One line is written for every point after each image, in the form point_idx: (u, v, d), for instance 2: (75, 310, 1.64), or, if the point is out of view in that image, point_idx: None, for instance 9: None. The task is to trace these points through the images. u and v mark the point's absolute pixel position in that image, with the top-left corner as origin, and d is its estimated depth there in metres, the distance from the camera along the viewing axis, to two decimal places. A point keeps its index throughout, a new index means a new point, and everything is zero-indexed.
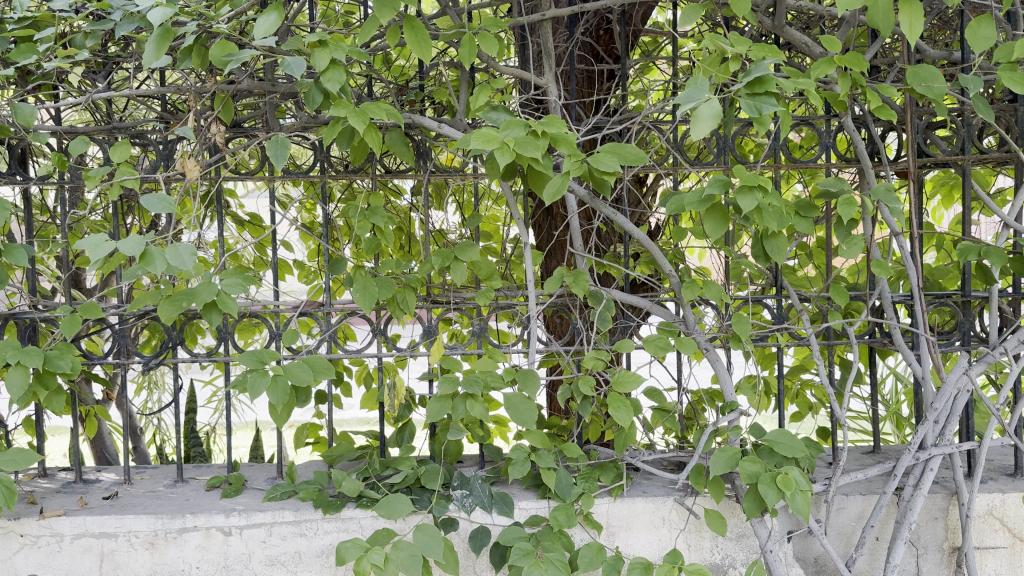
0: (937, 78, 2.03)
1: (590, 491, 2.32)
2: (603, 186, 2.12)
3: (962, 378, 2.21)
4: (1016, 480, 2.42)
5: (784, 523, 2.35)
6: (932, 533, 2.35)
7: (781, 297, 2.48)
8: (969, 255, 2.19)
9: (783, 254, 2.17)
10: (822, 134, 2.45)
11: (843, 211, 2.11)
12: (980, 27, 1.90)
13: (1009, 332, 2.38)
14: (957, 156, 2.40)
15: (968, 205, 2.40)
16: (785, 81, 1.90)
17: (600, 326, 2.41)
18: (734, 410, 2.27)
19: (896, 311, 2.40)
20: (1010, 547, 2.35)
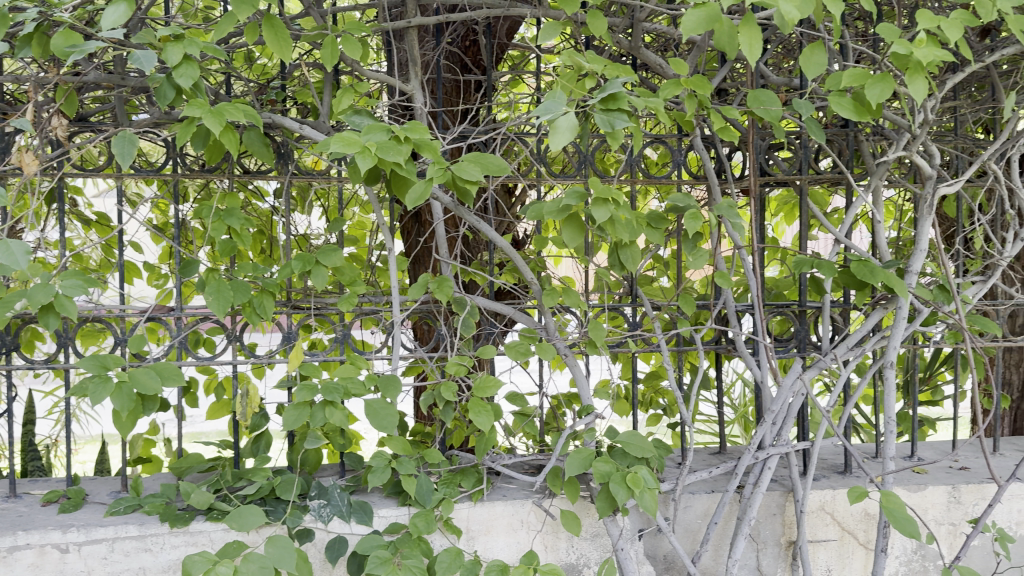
0: (774, 102, 2.19)
1: (451, 496, 2.34)
2: (467, 196, 2.13)
3: (797, 382, 2.37)
4: (846, 477, 2.60)
5: (636, 521, 2.45)
6: (771, 528, 2.49)
7: (637, 306, 2.59)
8: (803, 267, 2.34)
9: (635, 263, 2.29)
10: (675, 152, 2.58)
11: (690, 225, 2.24)
12: (813, 54, 2.06)
13: (840, 340, 2.56)
14: (796, 176, 2.57)
15: (804, 223, 2.57)
16: (635, 99, 1.99)
17: (464, 332, 2.43)
18: (591, 413, 2.35)
19: (740, 320, 2.55)
20: (840, 539, 2.51)
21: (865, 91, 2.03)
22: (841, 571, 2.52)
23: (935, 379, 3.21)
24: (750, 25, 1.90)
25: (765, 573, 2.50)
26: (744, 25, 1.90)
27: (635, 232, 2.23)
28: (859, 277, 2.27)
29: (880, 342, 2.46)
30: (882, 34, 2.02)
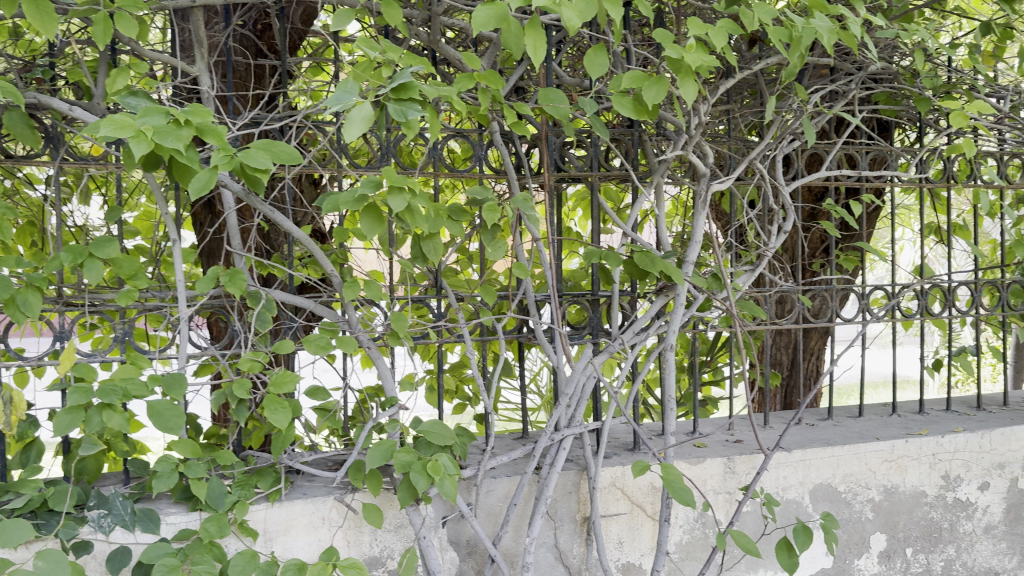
0: (562, 100, 2.28)
1: (246, 498, 2.25)
2: (257, 186, 2.03)
3: (589, 367, 2.49)
4: (634, 454, 2.68)
5: (439, 509, 2.44)
6: (567, 506, 2.55)
7: (442, 297, 2.58)
8: (591, 258, 2.48)
9: (437, 256, 2.31)
10: (476, 147, 2.61)
11: (488, 217, 2.29)
12: (595, 56, 2.16)
13: (628, 326, 2.70)
14: (588, 172, 2.68)
15: (597, 218, 2.70)
16: (428, 90, 1.98)
17: (260, 327, 2.30)
18: (394, 405, 2.35)
19: (539, 309, 2.62)
20: (630, 512, 2.57)
21: (643, 93, 2.15)
22: (631, 543, 2.57)
23: (717, 361, 3.47)
24: (534, 28, 1.96)
25: (562, 550, 2.54)
26: (529, 28, 1.95)
27: (435, 224, 2.24)
28: (641, 267, 2.44)
29: (662, 327, 2.63)
30: (657, 39, 2.14)
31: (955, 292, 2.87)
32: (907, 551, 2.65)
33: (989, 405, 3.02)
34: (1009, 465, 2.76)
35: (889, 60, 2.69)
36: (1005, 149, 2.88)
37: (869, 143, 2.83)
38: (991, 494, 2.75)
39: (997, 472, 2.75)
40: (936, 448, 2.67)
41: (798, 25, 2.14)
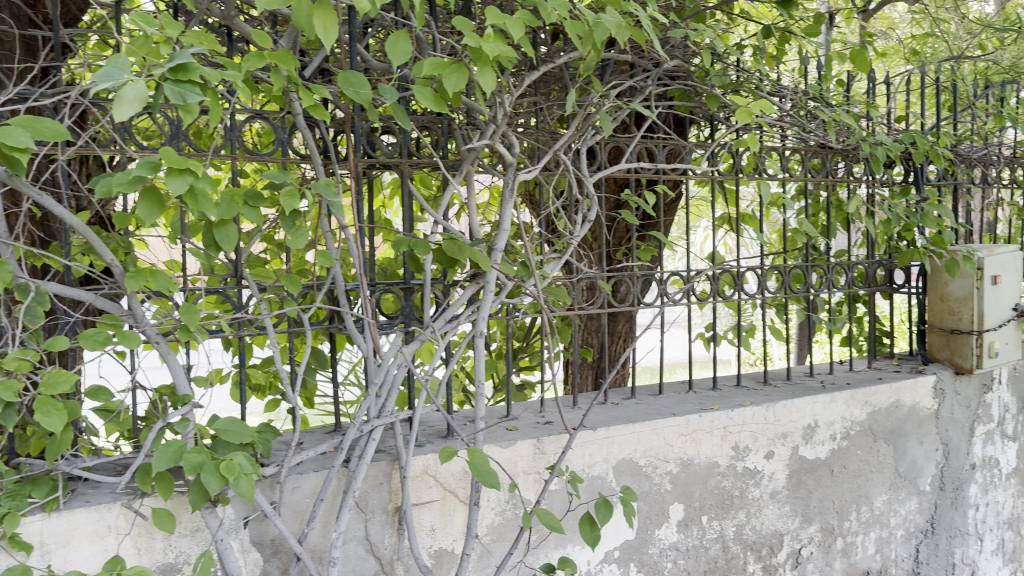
0: (363, 84, 2.19)
1: (17, 509, 2.05)
2: (18, 166, 1.86)
3: (400, 355, 2.42)
4: (447, 441, 2.65)
5: (240, 509, 2.33)
6: (378, 497, 2.45)
7: (242, 287, 2.41)
8: (400, 247, 2.35)
9: (233, 244, 2.18)
10: (278, 129, 2.44)
11: (287, 203, 2.13)
12: (396, 41, 2.08)
13: (439, 312, 2.66)
14: (397, 159, 2.58)
15: (409, 204, 2.60)
16: (209, 71, 1.85)
17: (29, 323, 2.11)
18: (187, 403, 2.21)
19: (347, 297, 2.54)
20: (442, 499, 2.51)
21: (443, 79, 2.08)
22: (443, 529, 2.51)
23: (533, 346, 3.55)
24: (323, 9, 1.89)
25: (373, 542, 2.45)
26: (319, 8, 1.89)
27: (227, 210, 2.10)
28: (449, 255, 2.36)
29: (472, 313, 2.61)
30: (456, 27, 2.11)
31: (744, 276, 3.06)
32: (702, 519, 2.79)
33: (773, 380, 3.28)
34: (791, 435, 2.96)
35: (682, 59, 2.83)
36: (787, 145, 3.10)
37: (666, 137, 2.96)
38: (776, 462, 2.93)
39: (781, 441, 2.94)
40: (727, 421, 2.82)
41: (590, 21, 2.18)
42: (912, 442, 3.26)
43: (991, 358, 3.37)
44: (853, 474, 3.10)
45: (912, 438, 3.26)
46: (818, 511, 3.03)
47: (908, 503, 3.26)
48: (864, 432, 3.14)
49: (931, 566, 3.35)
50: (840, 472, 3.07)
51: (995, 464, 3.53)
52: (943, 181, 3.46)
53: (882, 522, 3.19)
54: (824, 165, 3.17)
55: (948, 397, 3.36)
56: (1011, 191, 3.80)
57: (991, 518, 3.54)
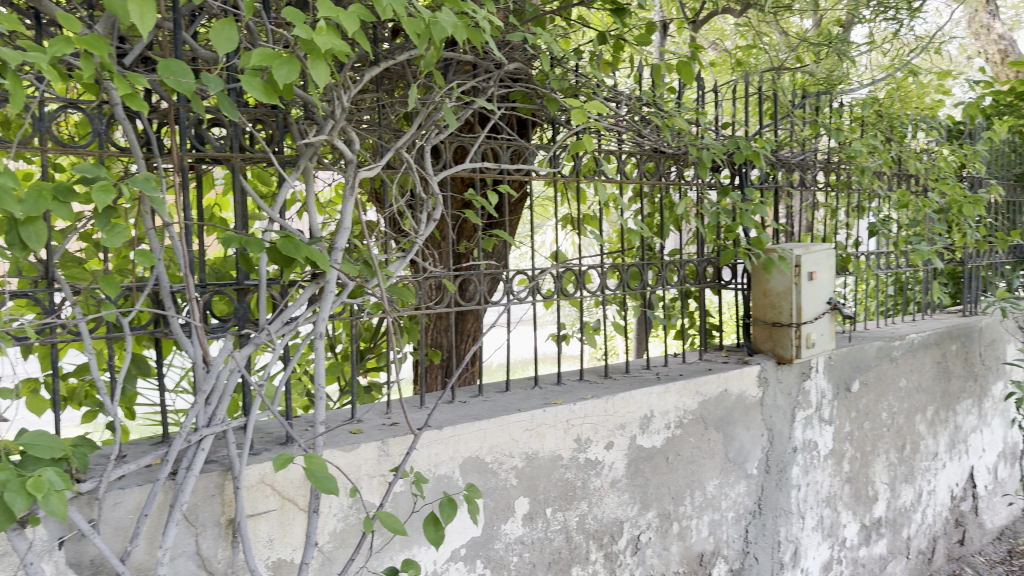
0: (186, 74, 2.07)
1: None
2: None
3: (233, 359, 2.31)
4: (286, 447, 2.56)
5: (53, 529, 2.16)
6: (210, 509, 2.34)
7: (53, 290, 2.23)
8: (230, 245, 2.18)
9: (40, 243, 2.01)
10: (93, 120, 2.27)
11: (99, 197, 1.98)
12: (221, 29, 1.97)
13: (276, 314, 2.56)
14: (228, 154, 2.47)
15: (241, 202, 2.49)
16: (5, 52, 1.70)
17: None
18: None
19: (174, 300, 2.39)
20: (280, 508, 2.43)
21: (274, 70, 2.00)
22: (282, 538, 2.43)
23: (380, 346, 3.51)
24: None
25: (205, 556, 2.33)
26: None
27: (31, 206, 1.93)
28: (286, 254, 2.20)
29: (311, 315, 2.51)
30: (287, 18, 2.03)
31: (585, 275, 3.15)
32: (547, 511, 2.84)
33: (614, 374, 3.42)
34: (629, 425, 3.08)
35: (522, 61, 2.88)
36: (624, 148, 3.22)
37: (509, 137, 3.00)
38: (615, 452, 3.04)
39: (620, 432, 3.05)
40: (569, 415, 2.90)
41: (426, 18, 2.15)
42: (740, 428, 3.48)
43: (808, 348, 3.65)
44: (687, 461, 3.27)
45: (739, 424, 3.47)
46: (656, 497, 3.17)
47: (737, 486, 3.47)
48: (696, 420, 3.31)
49: (759, 545, 3.58)
50: (675, 459, 3.23)
51: (813, 446, 3.83)
52: (765, 185, 3.71)
53: (714, 505, 3.38)
54: (657, 168, 3.35)
55: (771, 385, 3.61)
56: (826, 194, 4.12)
57: (811, 496, 3.83)
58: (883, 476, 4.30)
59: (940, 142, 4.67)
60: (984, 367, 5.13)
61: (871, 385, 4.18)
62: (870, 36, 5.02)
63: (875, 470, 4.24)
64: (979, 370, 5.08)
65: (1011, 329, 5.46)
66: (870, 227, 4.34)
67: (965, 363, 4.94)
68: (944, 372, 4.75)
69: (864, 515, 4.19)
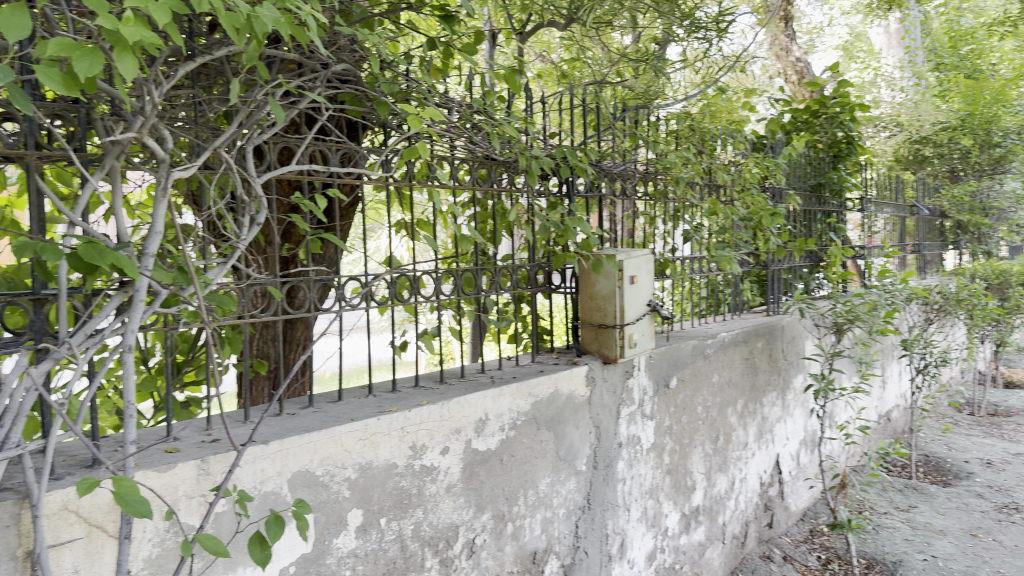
0: None
1: None
2: None
3: (27, 377, 2.08)
4: (93, 470, 2.36)
5: None
6: (2, 543, 2.11)
7: None
8: (23, 250, 1.97)
9: None
10: None
11: None
12: (12, 15, 1.79)
13: (79, 327, 2.34)
14: (20, 150, 2.24)
15: (37, 204, 2.26)
16: None
17: None
18: None
19: None
20: (86, 536, 2.23)
21: (74, 63, 1.84)
22: (89, 569, 2.23)
23: (201, 358, 3.32)
24: None
25: None
26: None
27: None
28: (88, 261, 2.02)
29: (119, 327, 2.32)
30: (88, 5, 1.87)
31: (419, 280, 3.13)
32: (381, 521, 2.78)
33: (448, 379, 3.43)
34: (463, 429, 3.09)
35: (351, 62, 2.83)
36: (456, 154, 3.24)
37: (338, 141, 2.94)
38: (450, 457, 3.05)
39: (455, 437, 3.06)
40: (404, 422, 2.87)
41: (245, 13, 2.05)
42: (570, 427, 3.59)
43: (631, 348, 3.84)
44: (520, 461, 3.34)
45: (569, 423, 3.59)
46: (490, 499, 3.20)
47: (567, 484, 3.58)
48: (528, 421, 3.38)
49: (589, 539, 3.71)
50: (508, 460, 3.28)
51: (637, 441, 4.02)
52: (591, 193, 3.86)
53: (546, 503, 3.47)
54: (489, 175, 3.40)
55: (599, 384, 3.76)
56: (646, 203, 4.35)
57: (636, 489, 4.02)
58: (700, 467, 4.59)
59: (745, 156, 5.05)
60: (785, 361, 5.61)
61: (688, 381, 4.46)
62: (683, 54, 5.35)
63: (693, 460, 4.52)
64: (781, 364, 5.55)
65: (807, 326, 6.01)
66: (686, 233, 4.63)
67: (769, 358, 5.38)
68: (752, 367, 5.15)
69: (684, 505, 4.45)
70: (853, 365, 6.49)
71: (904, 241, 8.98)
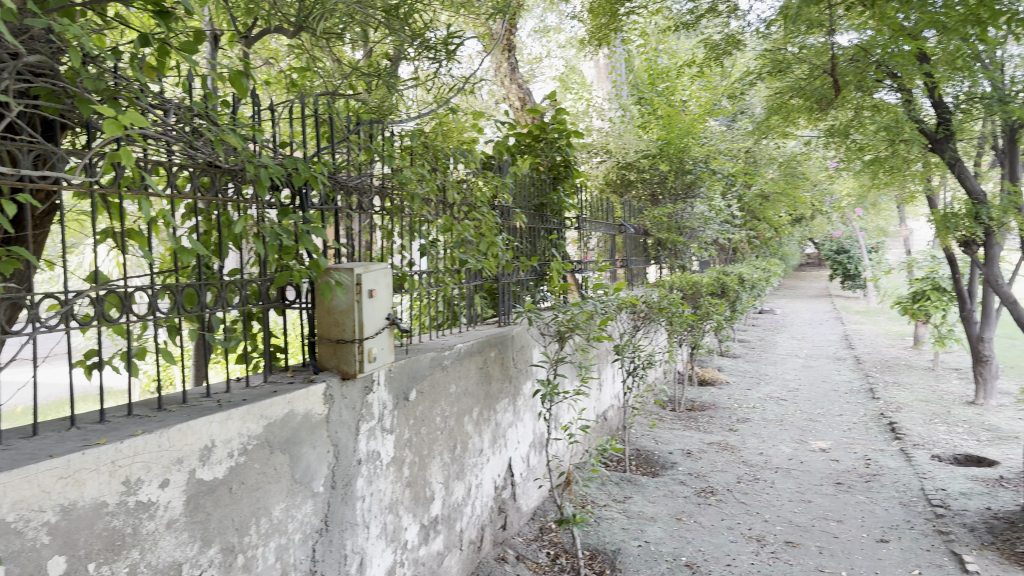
0: None
1: None
2: None
3: None
4: None
5: None
6: None
7: None
8: None
9: None
10: None
11: None
12: None
13: None
14: None
15: None
16: None
17: None
18: None
19: None
20: None
21: None
22: None
23: None
24: None
25: None
26: None
27: None
28: None
29: None
30: None
31: (132, 297, 2.84)
32: (87, 568, 2.44)
33: (169, 405, 3.15)
34: (186, 459, 2.84)
35: (44, 53, 2.55)
36: (174, 160, 2.99)
37: (31, 140, 2.58)
38: (171, 490, 2.77)
39: (177, 467, 2.80)
40: (115, 454, 2.55)
41: None
42: (306, 448, 3.47)
43: (369, 362, 3.81)
44: (252, 488, 3.15)
45: (305, 444, 3.46)
46: (218, 531, 2.97)
47: (303, 507, 3.45)
48: (260, 445, 3.20)
49: (326, 562, 3.60)
50: (238, 488, 3.08)
51: (375, 456, 3.99)
52: (325, 206, 3.76)
53: (280, 529, 3.30)
54: (213, 183, 3.18)
55: (336, 402, 3.67)
56: (382, 217, 4.34)
57: (374, 505, 3.99)
58: (438, 477, 4.67)
59: (476, 174, 5.26)
60: (516, 369, 5.91)
61: (426, 393, 4.52)
62: (414, 73, 5.42)
63: (431, 471, 4.58)
64: (512, 372, 5.83)
65: (535, 335, 6.38)
66: (421, 248, 4.69)
67: (502, 367, 5.63)
68: (485, 376, 5.35)
69: (423, 516, 4.49)
70: (574, 370, 6.99)
71: (614, 257, 9.84)
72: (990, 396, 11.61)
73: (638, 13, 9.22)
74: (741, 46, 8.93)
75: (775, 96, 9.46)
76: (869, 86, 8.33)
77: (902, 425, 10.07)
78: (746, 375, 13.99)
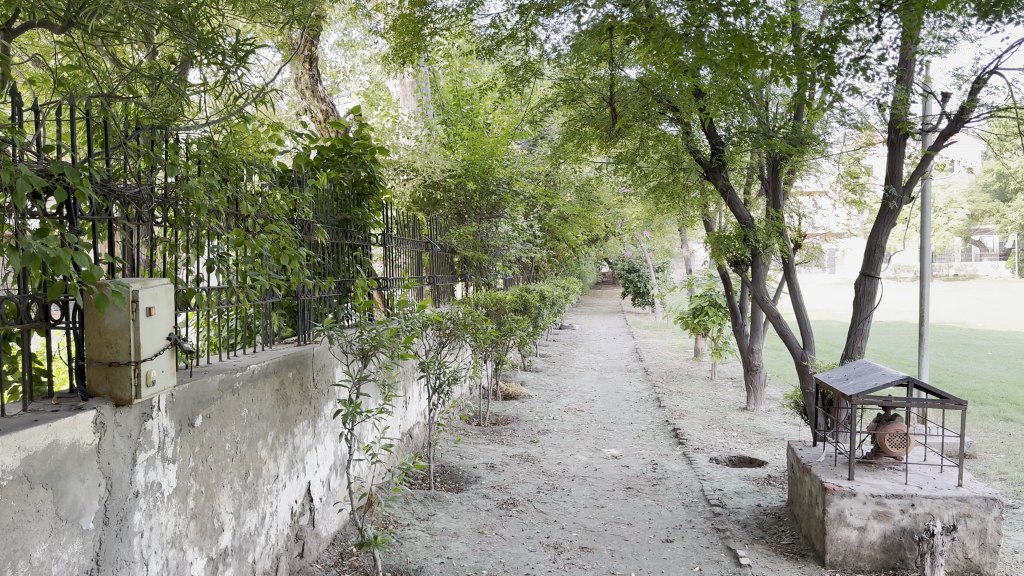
0: None
1: None
2: None
3: None
4: None
5: None
6: None
7: None
8: None
9: None
10: None
11: None
12: None
13: None
14: None
15: None
16: None
17: None
18: None
19: None
20: None
21: None
22: None
23: None
24: None
25: None
26: None
27: None
28: None
29: None
30: None
31: None
32: None
33: None
34: None
35: None
36: None
37: None
38: None
39: None
40: None
41: None
42: (72, 481, 3.15)
43: (147, 386, 3.55)
44: (7, 528, 2.78)
45: (71, 477, 3.13)
46: None
47: (69, 546, 3.12)
48: (17, 480, 2.84)
49: None
50: None
51: (155, 488, 3.70)
52: (98, 217, 3.46)
53: (40, 573, 2.94)
54: None
55: (108, 430, 3.38)
56: (164, 231, 4.06)
57: (154, 541, 3.69)
58: (228, 506, 4.42)
59: (271, 187, 5.08)
60: (315, 390, 5.75)
61: (214, 418, 4.27)
62: (203, 79, 5.13)
63: (219, 501, 4.33)
64: (311, 393, 5.65)
65: (337, 354, 6.24)
66: (209, 263, 4.44)
67: (300, 388, 5.45)
68: (282, 398, 5.15)
69: (211, 549, 4.23)
70: (377, 388, 6.92)
71: (419, 275, 9.82)
72: (759, 402, 12.81)
73: (440, 34, 9.27)
74: (539, 74, 9.30)
75: (571, 122, 9.92)
76: (654, 117, 8.94)
77: (686, 432, 10.83)
78: (548, 389, 14.48)
